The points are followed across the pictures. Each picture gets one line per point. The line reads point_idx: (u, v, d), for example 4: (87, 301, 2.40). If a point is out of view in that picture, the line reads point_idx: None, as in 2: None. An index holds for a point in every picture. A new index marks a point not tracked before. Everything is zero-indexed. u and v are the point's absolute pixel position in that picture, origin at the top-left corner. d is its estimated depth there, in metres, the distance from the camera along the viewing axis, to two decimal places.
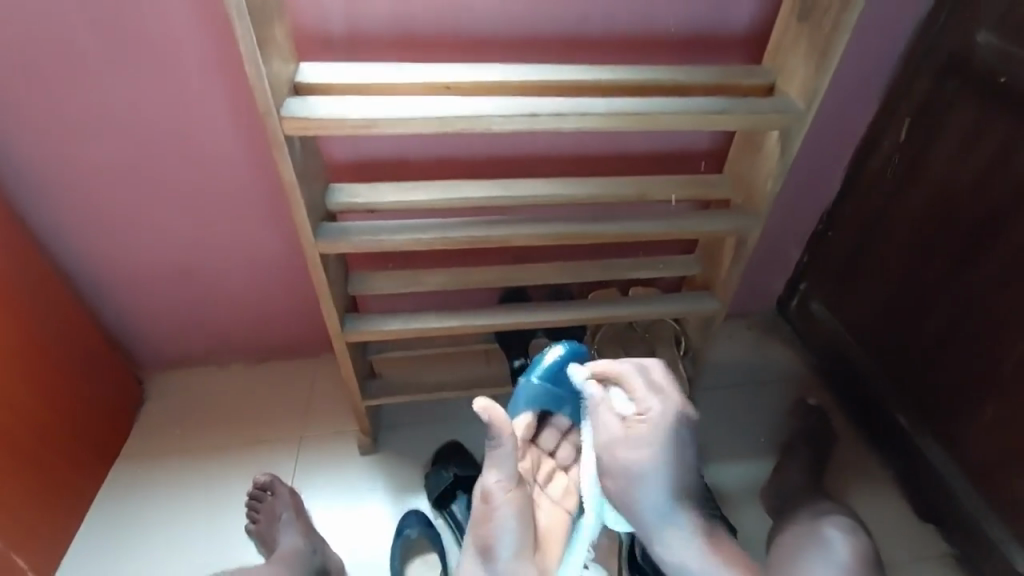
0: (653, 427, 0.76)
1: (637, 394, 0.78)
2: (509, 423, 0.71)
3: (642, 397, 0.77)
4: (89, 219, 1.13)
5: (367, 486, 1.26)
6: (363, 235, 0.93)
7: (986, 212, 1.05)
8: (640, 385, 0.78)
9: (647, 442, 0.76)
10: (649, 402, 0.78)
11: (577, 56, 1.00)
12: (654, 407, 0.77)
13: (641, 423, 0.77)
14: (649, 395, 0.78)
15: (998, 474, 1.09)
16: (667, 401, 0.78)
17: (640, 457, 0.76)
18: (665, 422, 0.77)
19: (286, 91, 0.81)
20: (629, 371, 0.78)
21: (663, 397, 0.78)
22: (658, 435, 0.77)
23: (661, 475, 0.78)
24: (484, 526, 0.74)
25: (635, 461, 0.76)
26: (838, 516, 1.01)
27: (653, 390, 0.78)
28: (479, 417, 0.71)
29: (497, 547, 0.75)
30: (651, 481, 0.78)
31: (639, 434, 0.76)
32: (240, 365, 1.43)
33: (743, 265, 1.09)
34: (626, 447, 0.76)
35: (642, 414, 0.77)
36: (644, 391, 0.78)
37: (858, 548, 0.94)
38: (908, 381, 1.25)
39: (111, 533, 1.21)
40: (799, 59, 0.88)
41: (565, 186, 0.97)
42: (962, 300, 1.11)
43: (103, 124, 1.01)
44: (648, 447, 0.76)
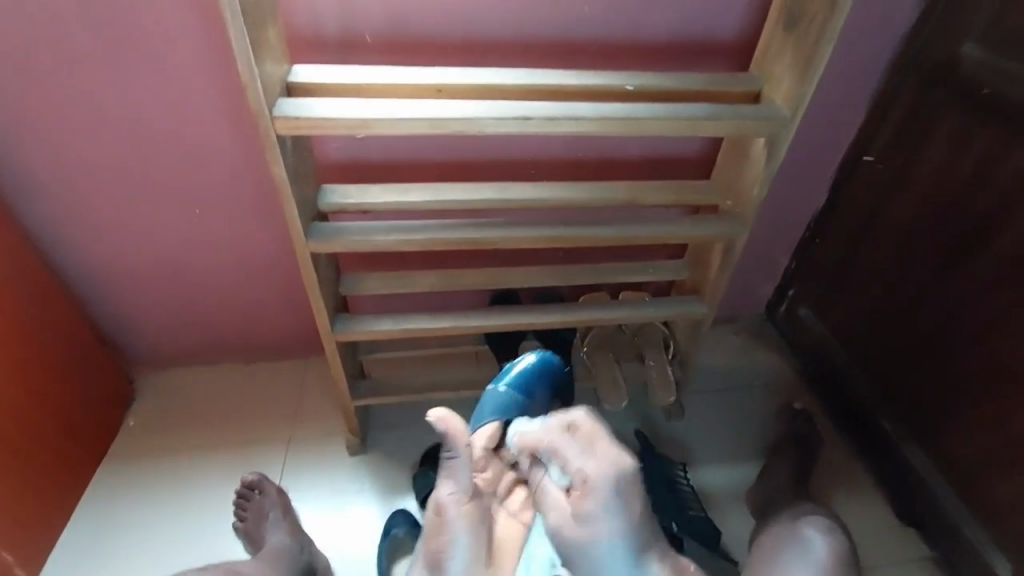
0: (592, 492, 0.76)
1: (570, 464, 0.79)
2: (465, 434, 0.82)
3: (572, 461, 0.79)
4: (80, 216, 1.13)
5: (355, 487, 1.26)
6: (354, 235, 0.94)
7: (969, 220, 1.07)
8: (571, 453, 0.79)
9: (588, 508, 0.77)
10: (592, 468, 0.77)
11: (569, 61, 1.02)
12: (591, 471, 0.77)
13: (581, 496, 0.77)
14: (581, 457, 0.78)
15: (980, 479, 1.11)
16: (602, 463, 0.77)
17: (581, 523, 0.77)
18: (602, 486, 0.76)
19: (279, 90, 0.82)
20: (572, 424, 0.82)
21: (596, 458, 0.78)
22: (599, 498, 0.76)
23: (611, 544, 0.77)
24: (437, 538, 0.81)
25: (580, 540, 0.78)
26: (818, 517, 1.02)
27: (585, 450, 0.79)
28: (436, 426, 0.82)
29: (450, 561, 0.81)
30: (597, 548, 0.77)
31: (584, 510, 0.77)
32: (230, 364, 1.43)
33: (731, 269, 1.10)
34: (568, 521, 0.79)
35: (580, 484, 0.77)
36: (575, 453, 0.79)
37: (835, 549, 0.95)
38: (892, 387, 1.27)
39: (96, 531, 1.20)
40: (786, 68, 0.89)
41: (555, 190, 0.98)
42: (945, 308, 1.13)
43: (97, 121, 1.01)
44: (586, 513, 0.77)
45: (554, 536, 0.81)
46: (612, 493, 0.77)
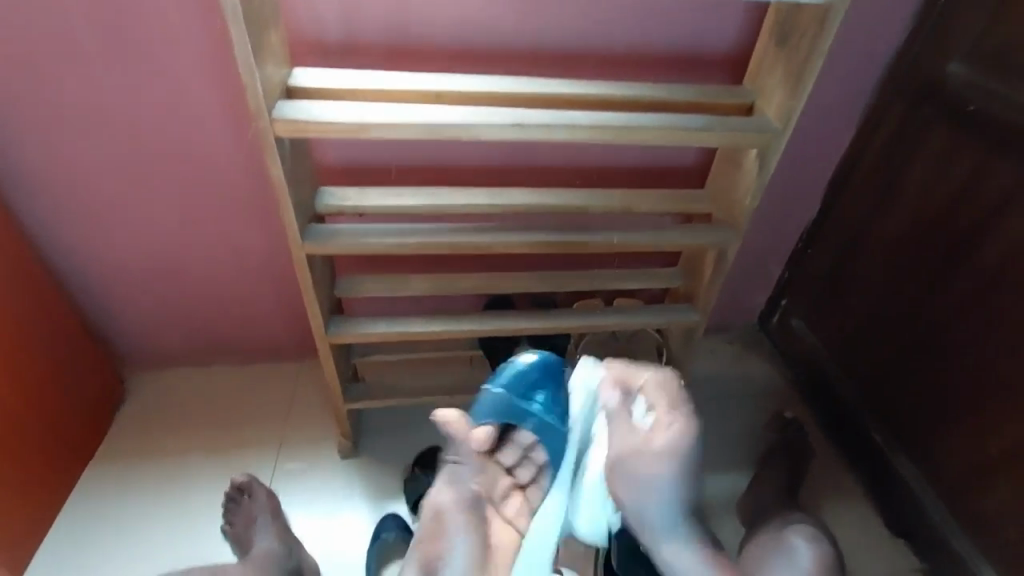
0: (673, 441, 0.74)
1: (658, 412, 0.77)
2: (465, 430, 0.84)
3: (658, 413, 0.76)
4: (76, 214, 1.13)
5: (345, 491, 1.25)
6: (350, 238, 0.94)
7: (958, 233, 1.09)
8: (653, 396, 0.78)
9: (663, 452, 0.74)
10: (670, 416, 0.76)
11: (566, 70, 1.03)
12: (671, 428, 0.75)
13: (660, 434, 0.75)
14: (667, 415, 0.76)
15: (968, 490, 1.12)
16: (681, 420, 0.76)
17: (653, 469, 0.74)
18: (682, 440, 0.74)
19: (278, 93, 0.83)
20: (644, 378, 0.79)
21: (678, 414, 0.76)
22: (673, 450, 0.74)
23: (672, 490, 0.76)
24: (432, 543, 0.79)
25: (645, 471, 0.74)
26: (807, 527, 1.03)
27: (672, 410, 0.77)
28: (438, 425, 0.85)
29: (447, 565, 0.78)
30: (659, 488, 0.76)
31: (656, 445, 0.74)
32: (223, 365, 1.42)
33: (723, 278, 1.11)
34: (656, 462, 0.74)
35: (660, 427, 0.75)
36: (661, 408, 0.77)
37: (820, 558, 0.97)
38: (881, 398, 1.28)
39: (82, 531, 1.19)
40: (778, 81, 0.91)
41: (550, 196, 0.99)
42: (933, 319, 1.15)
43: (96, 120, 1.02)
44: (664, 456, 0.74)
45: (620, 459, 0.76)
46: (686, 447, 0.75)
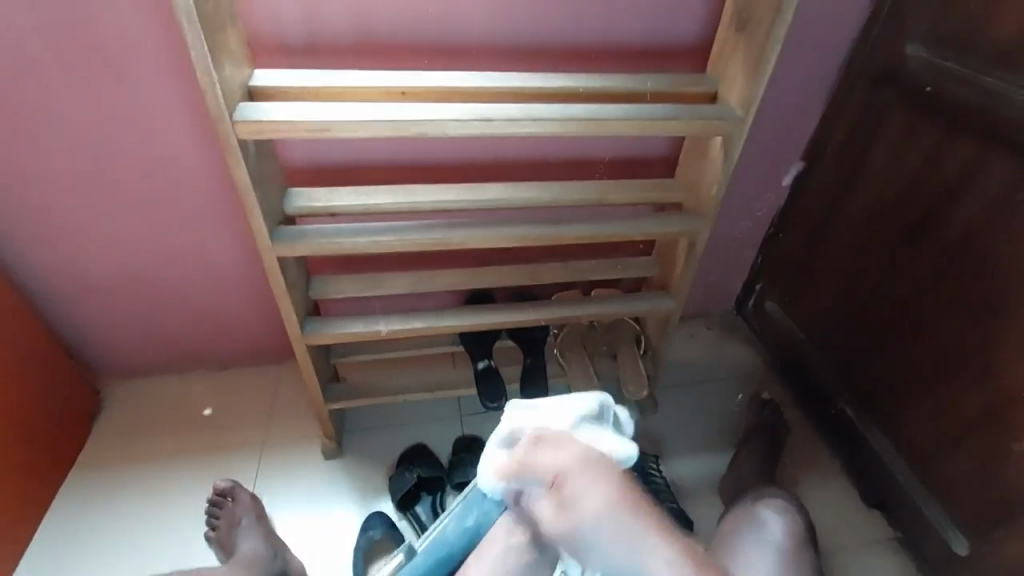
0: (578, 490, 0.64)
1: (548, 470, 0.67)
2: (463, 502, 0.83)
3: (549, 471, 0.66)
4: (39, 225, 1.10)
5: (330, 491, 1.26)
6: (321, 238, 0.94)
7: (920, 213, 1.12)
8: (535, 453, 0.68)
9: (584, 507, 0.64)
10: (554, 466, 0.66)
11: (533, 63, 1.04)
12: (568, 473, 0.65)
13: (565, 501, 0.65)
14: (561, 471, 0.66)
15: (939, 461, 1.15)
16: (570, 452, 0.67)
17: (587, 530, 0.64)
18: (578, 471, 0.65)
19: (239, 95, 0.82)
20: (522, 455, 0.70)
21: (564, 449, 0.67)
22: (588, 505, 0.64)
23: (611, 531, 0.63)
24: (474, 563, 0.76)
25: (590, 532, 0.64)
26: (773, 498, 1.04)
27: (563, 465, 0.66)
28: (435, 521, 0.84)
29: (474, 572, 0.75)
30: (608, 533, 0.63)
31: (566, 498, 0.65)
32: (202, 371, 1.41)
33: (695, 265, 1.13)
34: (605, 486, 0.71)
35: (558, 480, 0.66)
36: (549, 461, 0.67)
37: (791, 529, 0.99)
38: (854, 376, 1.32)
39: (61, 545, 1.17)
40: (738, 69, 0.92)
41: (521, 190, 1.00)
42: (899, 298, 1.18)
43: (54, 127, 1.00)
44: (578, 504, 0.64)
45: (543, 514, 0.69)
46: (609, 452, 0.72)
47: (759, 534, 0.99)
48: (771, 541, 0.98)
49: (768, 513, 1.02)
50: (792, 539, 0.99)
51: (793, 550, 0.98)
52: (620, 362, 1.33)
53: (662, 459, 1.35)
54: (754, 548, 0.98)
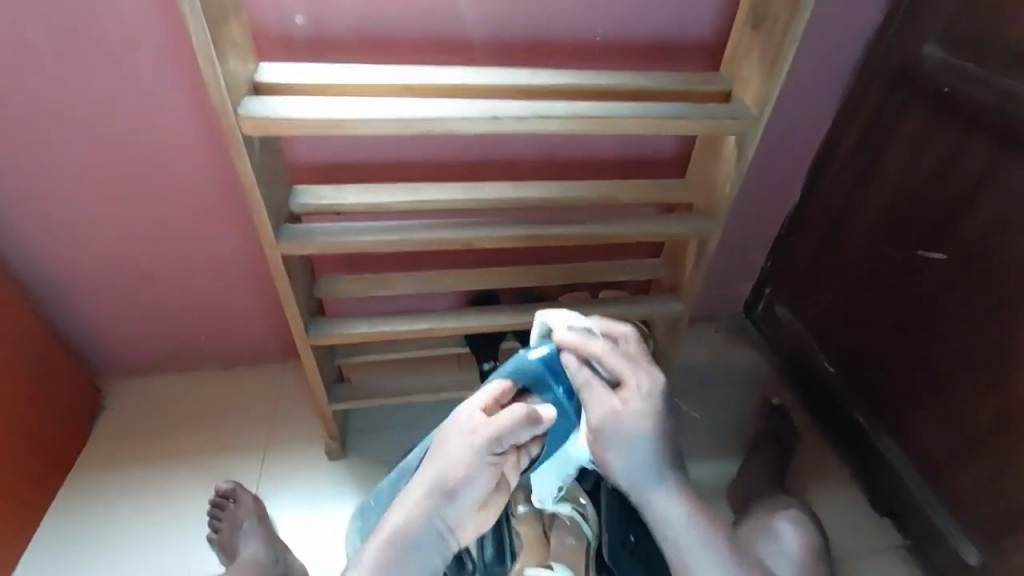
0: (645, 403, 0.70)
1: (624, 375, 0.71)
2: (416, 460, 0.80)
3: (621, 372, 0.71)
4: (43, 222, 1.10)
5: (333, 493, 1.24)
6: (326, 237, 0.92)
7: (936, 216, 1.09)
8: (615, 358, 0.71)
9: (643, 416, 0.70)
10: (631, 374, 0.71)
11: (541, 60, 1.02)
12: (639, 381, 0.71)
13: (626, 396, 0.70)
14: (629, 371, 0.71)
15: (953, 470, 1.12)
16: (647, 372, 0.72)
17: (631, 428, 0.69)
18: (651, 391, 0.71)
19: (244, 90, 0.81)
20: (597, 350, 0.71)
21: (641, 367, 0.72)
22: (644, 403, 0.70)
23: (650, 450, 0.71)
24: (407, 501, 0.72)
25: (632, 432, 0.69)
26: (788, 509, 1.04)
27: (628, 364, 0.72)
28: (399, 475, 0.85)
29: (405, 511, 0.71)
30: (646, 451, 0.71)
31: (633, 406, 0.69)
32: (205, 370, 1.40)
33: (705, 267, 1.11)
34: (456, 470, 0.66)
35: (630, 387, 0.70)
36: (625, 366, 0.71)
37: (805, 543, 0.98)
38: (864, 381, 1.29)
39: (62, 544, 1.16)
40: (753, 68, 0.90)
41: (529, 189, 0.98)
42: (913, 302, 1.16)
43: (58, 123, 0.99)
44: (643, 414, 0.70)
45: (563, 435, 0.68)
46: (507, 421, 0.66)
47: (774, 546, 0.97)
48: (788, 553, 0.96)
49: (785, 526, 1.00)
50: (808, 552, 0.97)
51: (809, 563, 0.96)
52: None
53: None
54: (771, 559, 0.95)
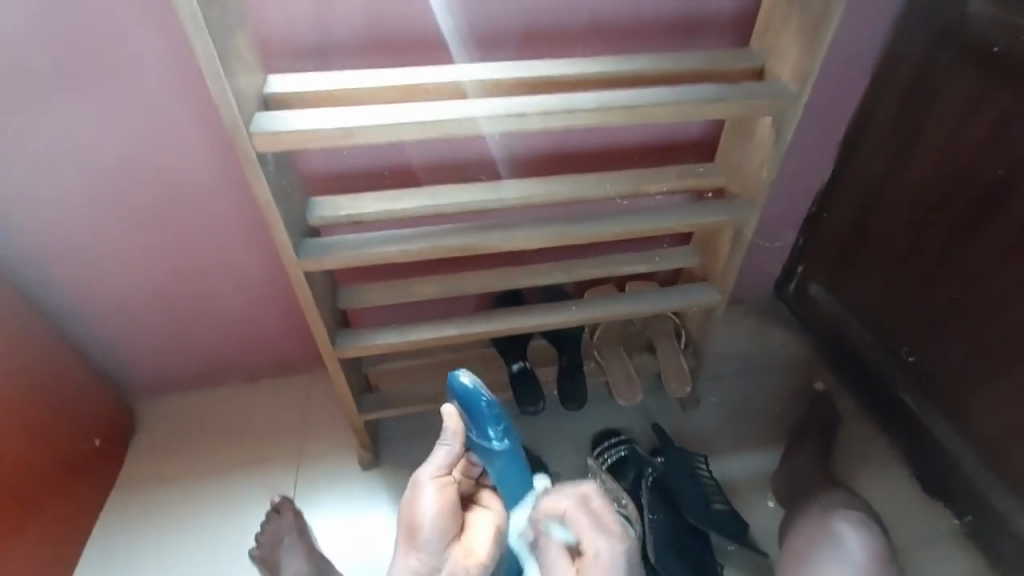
0: (599, 573, 0.68)
1: (584, 538, 0.70)
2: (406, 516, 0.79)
3: (584, 539, 0.70)
4: (62, 250, 1.09)
5: (370, 502, 1.23)
6: (349, 250, 0.90)
7: (987, 185, 1.02)
8: (581, 522, 0.71)
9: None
10: (595, 543, 0.70)
11: (557, 47, 0.97)
12: (599, 549, 0.69)
13: (588, 563, 0.70)
14: (587, 539, 0.70)
15: (1011, 452, 1.06)
16: (612, 542, 0.70)
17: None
18: (610, 565, 0.69)
19: (255, 104, 0.77)
20: (565, 504, 0.72)
21: (608, 536, 0.70)
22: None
23: None
24: (411, 511, 0.78)
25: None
26: (849, 510, 1.02)
27: (591, 527, 0.71)
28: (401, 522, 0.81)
29: (419, 529, 0.77)
30: None
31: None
32: (232, 384, 1.39)
33: (741, 254, 1.06)
34: (424, 512, 0.77)
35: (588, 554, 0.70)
36: (588, 533, 0.70)
37: (870, 545, 0.97)
38: (911, 360, 1.23)
39: (108, 567, 1.17)
40: (790, 41, 0.85)
41: (554, 185, 0.93)
42: (965, 277, 1.09)
43: (69, 148, 0.97)
44: None
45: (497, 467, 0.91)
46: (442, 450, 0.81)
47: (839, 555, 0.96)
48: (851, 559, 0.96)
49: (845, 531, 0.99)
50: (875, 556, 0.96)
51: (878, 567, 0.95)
52: (661, 357, 1.27)
53: (710, 456, 1.29)
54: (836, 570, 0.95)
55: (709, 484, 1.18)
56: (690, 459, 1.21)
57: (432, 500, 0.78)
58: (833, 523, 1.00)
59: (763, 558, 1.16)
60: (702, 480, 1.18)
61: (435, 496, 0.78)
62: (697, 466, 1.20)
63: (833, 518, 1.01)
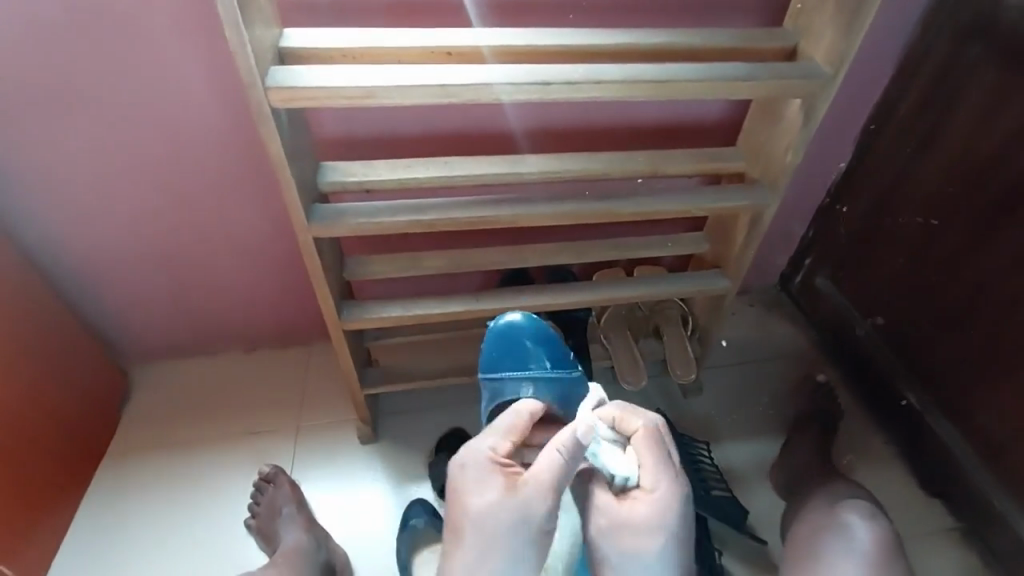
0: (652, 510, 0.69)
1: (644, 472, 0.71)
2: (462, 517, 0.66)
3: (643, 472, 0.71)
4: (61, 206, 1.05)
5: (369, 477, 1.22)
6: (360, 217, 0.87)
7: (1006, 186, 1.01)
8: (648, 457, 0.71)
9: (643, 514, 0.69)
10: (654, 481, 0.71)
11: (583, 17, 0.94)
12: (657, 490, 0.70)
13: (646, 496, 0.70)
14: (654, 474, 0.71)
15: (1009, 451, 1.07)
16: (672, 487, 0.71)
17: (648, 540, 0.69)
18: (665, 508, 0.69)
19: (271, 57, 0.74)
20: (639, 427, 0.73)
21: (669, 479, 0.71)
22: (657, 516, 0.69)
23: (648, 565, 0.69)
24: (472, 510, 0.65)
25: (638, 546, 0.69)
26: (856, 499, 1.01)
27: (660, 465, 0.71)
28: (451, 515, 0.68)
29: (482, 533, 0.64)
30: (632, 556, 0.69)
31: (636, 511, 0.69)
32: (230, 353, 1.37)
33: (758, 241, 1.04)
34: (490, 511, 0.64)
35: (644, 492, 0.71)
36: (649, 468, 0.71)
37: (879, 534, 0.95)
38: (915, 357, 1.23)
39: (103, 531, 1.16)
40: (825, 21, 0.82)
41: (573, 161, 0.91)
42: (977, 276, 1.08)
43: (70, 98, 0.93)
44: (646, 528, 0.69)
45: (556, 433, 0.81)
46: (555, 464, 0.66)
47: (843, 542, 0.94)
48: (854, 548, 0.93)
49: (853, 519, 0.97)
50: (881, 546, 0.93)
51: (884, 559, 0.92)
52: (666, 344, 1.26)
53: (711, 444, 1.29)
54: (835, 554, 0.93)
55: (710, 471, 1.18)
56: (692, 446, 1.20)
57: (537, 531, 0.65)
58: (840, 515, 0.99)
59: (763, 547, 1.16)
60: (704, 468, 1.18)
61: (539, 529, 0.65)
62: (699, 454, 1.20)
63: (839, 509, 1.00)
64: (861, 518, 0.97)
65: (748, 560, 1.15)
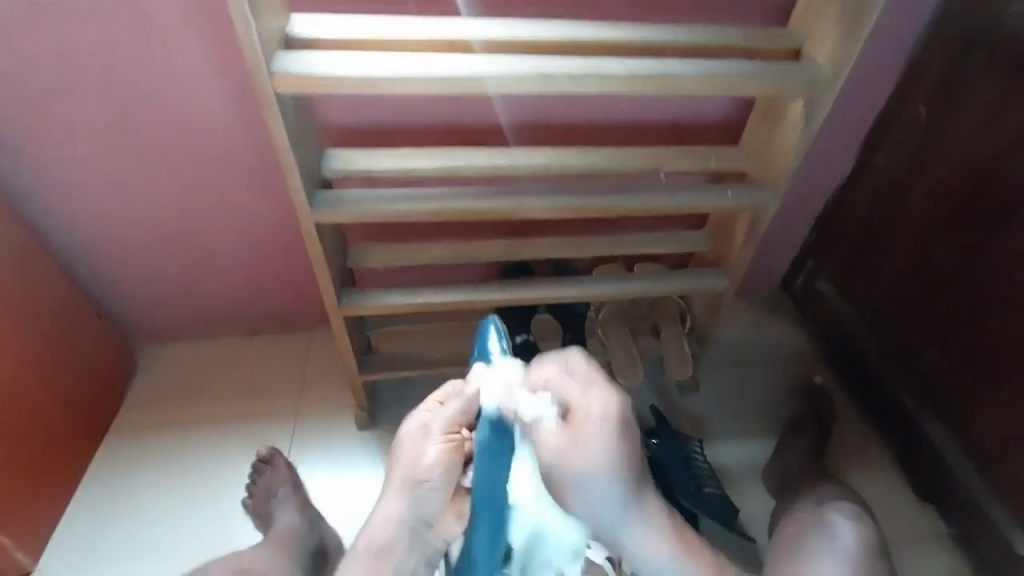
0: (596, 429, 0.72)
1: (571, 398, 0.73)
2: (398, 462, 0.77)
3: (575, 400, 0.73)
4: (69, 186, 1.07)
5: (366, 462, 1.23)
6: (362, 206, 0.88)
7: (1007, 194, 1.00)
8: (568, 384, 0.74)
9: (589, 438, 0.71)
10: (587, 402, 0.73)
11: (590, 11, 0.94)
12: (593, 407, 0.72)
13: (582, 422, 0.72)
14: (586, 395, 0.74)
15: (1004, 458, 1.07)
16: (600, 397, 0.73)
17: (601, 457, 0.71)
18: (604, 420, 0.72)
19: (278, 44, 0.75)
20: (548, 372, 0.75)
21: (595, 392, 0.74)
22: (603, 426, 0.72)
23: (611, 481, 0.73)
24: (408, 459, 0.76)
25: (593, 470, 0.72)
26: (843, 503, 1.02)
27: (580, 383, 0.74)
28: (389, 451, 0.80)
29: (412, 478, 0.76)
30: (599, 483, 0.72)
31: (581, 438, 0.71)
32: (232, 336, 1.38)
33: (757, 241, 1.05)
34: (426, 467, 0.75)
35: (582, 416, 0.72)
36: (577, 393, 0.73)
37: (863, 536, 0.95)
38: (913, 363, 1.22)
39: (104, 507, 1.18)
40: (829, 23, 0.82)
41: (576, 155, 0.91)
42: (977, 284, 1.07)
43: (80, 80, 0.94)
44: (595, 446, 0.71)
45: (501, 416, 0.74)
46: (456, 406, 0.77)
47: (826, 540, 0.95)
48: (839, 547, 0.94)
49: (837, 520, 0.98)
50: (864, 547, 0.94)
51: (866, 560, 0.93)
52: (664, 341, 1.26)
53: (705, 443, 1.30)
54: (820, 552, 0.93)
55: (702, 468, 1.18)
56: (686, 443, 1.21)
57: (438, 459, 0.75)
58: (825, 516, 0.99)
59: (752, 545, 1.17)
60: (697, 465, 1.18)
61: (443, 455, 0.75)
62: (693, 451, 1.21)
63: (825, 511, 1.00)
64: (846, 519, 0.98)
65: (735, 556, 1.16)
